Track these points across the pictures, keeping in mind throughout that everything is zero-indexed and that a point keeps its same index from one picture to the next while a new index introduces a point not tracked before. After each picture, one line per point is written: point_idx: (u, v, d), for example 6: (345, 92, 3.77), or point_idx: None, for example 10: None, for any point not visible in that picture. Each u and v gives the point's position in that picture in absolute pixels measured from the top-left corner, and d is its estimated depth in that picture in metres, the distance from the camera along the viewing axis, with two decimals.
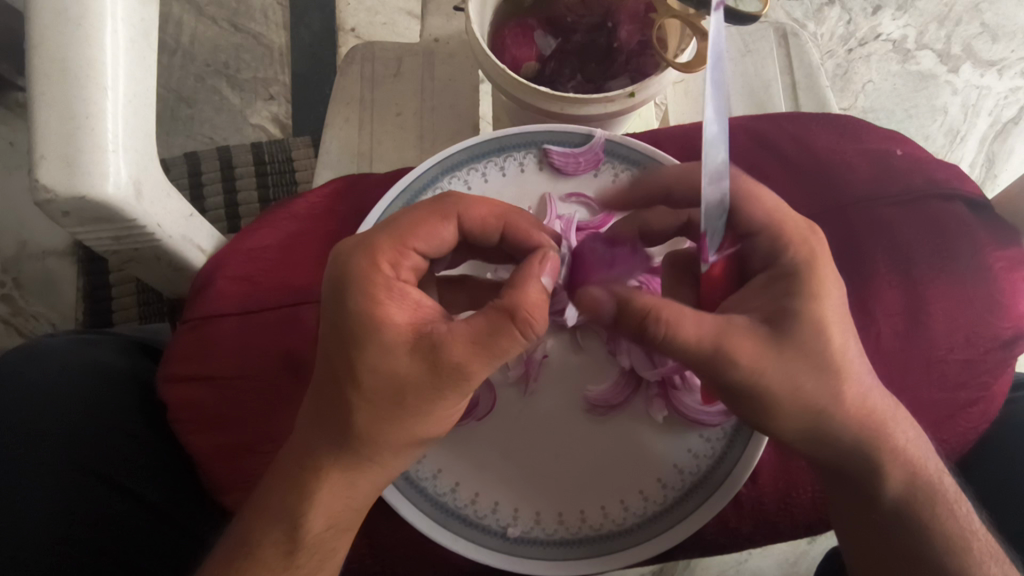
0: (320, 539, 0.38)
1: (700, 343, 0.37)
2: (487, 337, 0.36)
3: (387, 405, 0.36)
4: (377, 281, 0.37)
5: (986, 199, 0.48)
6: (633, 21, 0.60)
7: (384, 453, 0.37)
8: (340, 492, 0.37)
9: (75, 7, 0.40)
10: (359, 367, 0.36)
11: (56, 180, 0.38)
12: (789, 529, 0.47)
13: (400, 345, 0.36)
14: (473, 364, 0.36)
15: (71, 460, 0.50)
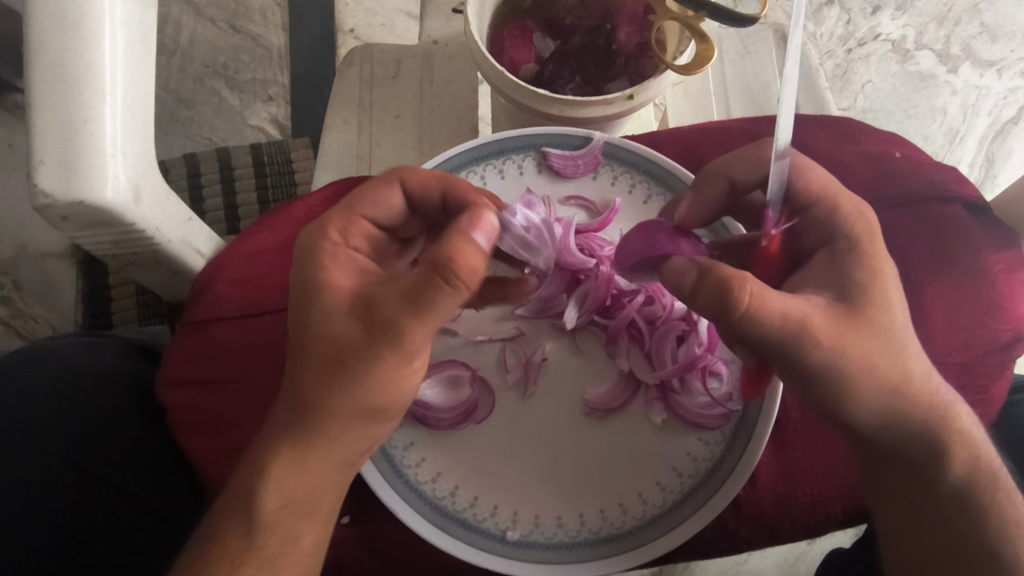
0: (280, 520, 0.37)
1: (786, 319, 0.34)
2: (414, 292, 0.34)
3: (326, 365, 0.36)
4: (321, 248, 0.38)
5: (985, 202, 0.48)
6: (632, 23, 0.60)
7: (329, 420, 0.37)
8: (293, 466, 0.37)
9: (74, 12, 0.40)
10: (304, 332, 0.36)
11: (55, 185, 0.38)
12: (788, 532, 0.46)
13: (339, 307, 0.36)
14: (404, 321, 0.35)
15: (70, 460, 0.49)
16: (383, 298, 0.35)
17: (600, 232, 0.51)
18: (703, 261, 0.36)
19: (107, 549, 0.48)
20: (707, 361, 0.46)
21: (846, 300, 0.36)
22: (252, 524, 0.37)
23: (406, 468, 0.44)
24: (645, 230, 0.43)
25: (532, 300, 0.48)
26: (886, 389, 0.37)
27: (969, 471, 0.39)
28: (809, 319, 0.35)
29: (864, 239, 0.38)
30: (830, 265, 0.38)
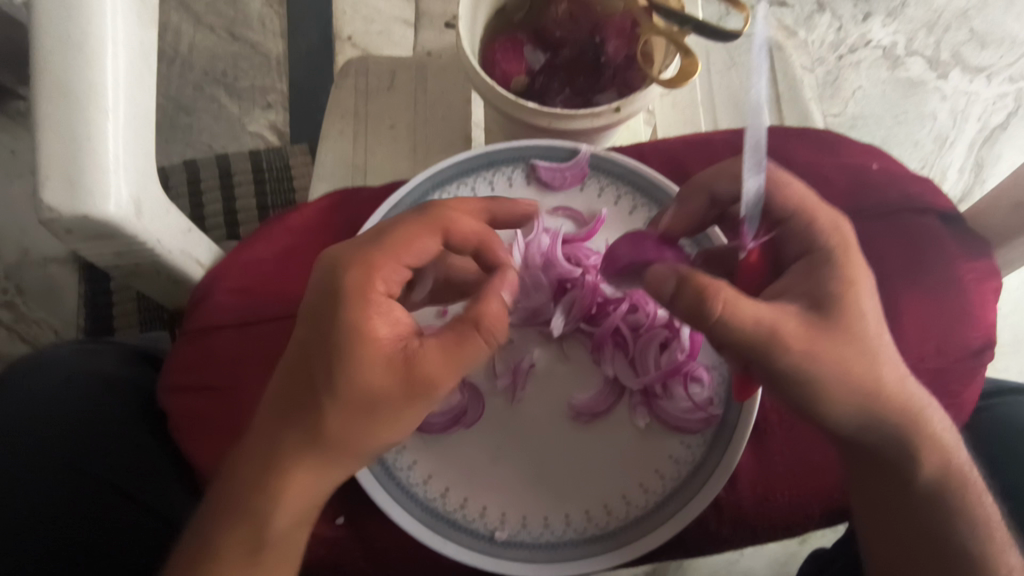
0: (284, 538, 0.37)
1: (757, 323, 0.35)
2: (458, 353, 0.38)
3: (362, 413, 0.37)
4: (367, 297, 0.38)
5: (957, 212, 0.50)
6: (619, 36, 0.61)
7: (351, 458, 0.38)
8: (304, 495, 0.37)
9: (77, 33, 0.41)
10: (338, 377, 0.37)
11: (59, 200, 0.40)
12: (766, 532, 0.48)
13: (379, 360, 0.37)
14: (443, 378, 0.38)
15: (71, 467, 0.51)
16: (428, 354, 0.38)
17: (587, 241, 0.53)
18: (682, 269, 0.37)
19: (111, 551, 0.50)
20: (690, 366, 0.48)
21: (822, 309, 0.37)
22: (258, 547, 0.37)
23: (399, 471, 0.46)
24: (632, 239, 0.47)
25: (520, 308, 0.50)
26: (864, 394, 0.37)
27: (942, 474, 0.39)
28: (782, 326, 0.36)
29: (839, 251, 0.38)
30: (809, 273, 0.38)
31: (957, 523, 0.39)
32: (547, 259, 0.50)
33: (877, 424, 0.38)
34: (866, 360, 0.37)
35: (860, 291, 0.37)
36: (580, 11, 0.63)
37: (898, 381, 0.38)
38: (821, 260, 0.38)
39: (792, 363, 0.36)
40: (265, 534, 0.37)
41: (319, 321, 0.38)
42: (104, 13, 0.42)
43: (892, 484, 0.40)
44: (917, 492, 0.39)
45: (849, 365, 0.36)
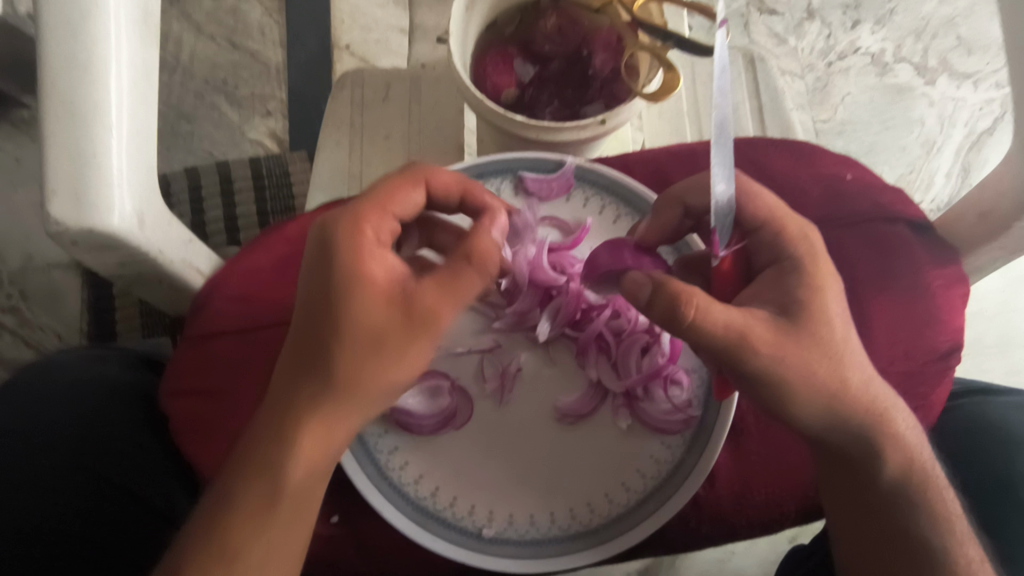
0: (304, 487, 0.40)
1: (728, 327, 0.37)
2: (455, 287, 0.41)
3: (368, 351, 0.40)
4: (360, 243, 0.40)
5: (927, 221, 0.52)
6: (606, 50, 0.63)
7: (364, 396, 0.40)
8: (321, 438, 0.40)
9: (83, 55, 0.43)
10: (342, 322, 0.39)
11: (66, 213, 0.42)
12: (745, 529, 0.50)
13: (379, 301, 0.40)
14: (443, 310, 0.41)
15: (67, 476, 0.53)
16: (426, 293, 0.41)
17: (573, 249, 0.55)
18: (657, 276, 0.39)
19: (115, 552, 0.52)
20: (671, 369, 0.50)
21: (787, 315, 0.39)
22: (280, 493, 0.39)
23: (391, 471, 0.48)
24: (610, 248, 0.49)
25: (507, 314, 0.52)
26: (823, 398, 0.39)
27: (904, 472, 0.41)
28: (751, 329, 0.38)
29: (807, 261, 0.41)
30: (777, 282, 0.41)
31: (918, 517, 0.41)
32: (533, 267, 0.52)
33: (842, 424, 0.40)
34: (829, 364, 0.39)
35: (823, 300, 0.40)
36: (567, 24, 0.65)
37: (862, 384, 0.40)
38: (788, 270, 0.41)
39: (762, 365, 0.38)
40: (285, 479, 0.39)
41: (319, 279, 0.41)
42: (108, 35, 0.44)
43: (859, 480, 0.42)
44: (880, 489, 0.41)
45: (812, 368, 0.39)
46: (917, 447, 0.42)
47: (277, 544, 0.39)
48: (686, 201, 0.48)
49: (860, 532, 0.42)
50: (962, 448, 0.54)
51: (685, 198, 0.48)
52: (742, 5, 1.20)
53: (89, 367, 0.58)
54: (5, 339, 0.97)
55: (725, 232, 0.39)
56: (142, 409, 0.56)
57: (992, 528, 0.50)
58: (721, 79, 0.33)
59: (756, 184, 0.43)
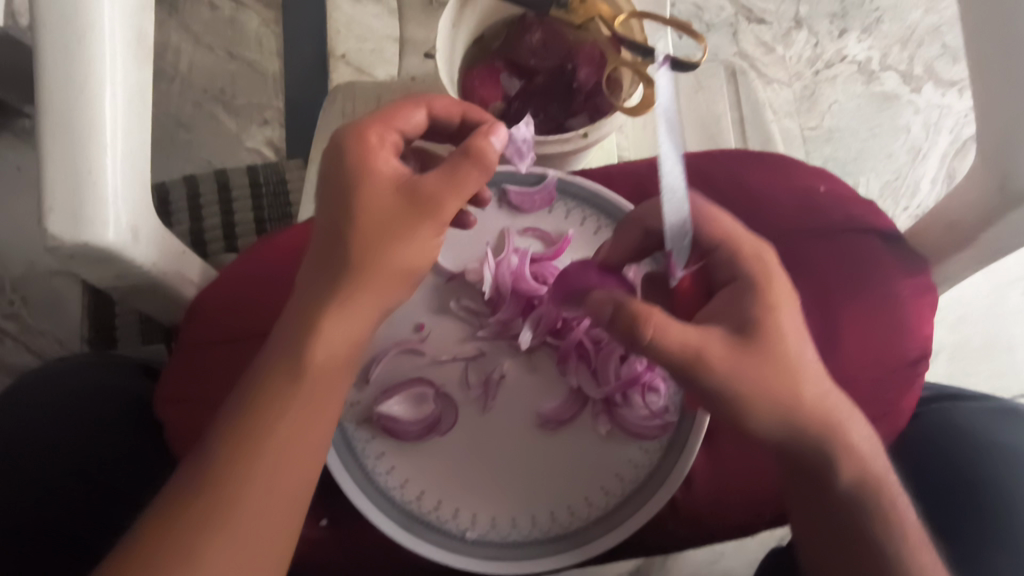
0: (325, 370, 0.40)
1: (681, 350, 0.40)
2: (456, 175, 0.43)
3: (381, 234, 0.42)
4: (367, 143, 0.43)
5: (897, 231, 0.54)
6: (589, 64, 0.64)
7: (380, 280, 0.42)
8: (340, 324, 0.41)
9: (79, 76, 0.45)
10: (354, 209, 0.42)
11: (63, 229, 0.43)
12: (721, 530, 0.52)
13: (387, 188, 0.42)
14: (446, 196, 0.43)
15: (56, 483, 0.54)
16: (429, 181, 0.43)
17: (554, 260, 0.56)
18: (619, 299, 0.42)
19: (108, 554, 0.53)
20: (645, 386, 0.51)
21: (743, 334, 0.41)
22: (304, 379, 0.39)
23: (378, 475, 0.50)
24: (578, 268, 0.52)
25: (491, 323, 0.54)
26: (785, 406, 0.41)
27: (857, 482, 0.43)
28: (706, 350, 0.40)
29: (759, 280, 0.43)
30: (744, 293, 0.43)
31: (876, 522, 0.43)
32: (516, 277, 0.54)
33: (800, 436, 0.42)
34: (785, 377, 0.41)
35: (778, 314, 0.42)
36: (552, 39, 0.66)
37: (818, 397, 0.42)
38: (749, 286, 0.43)
39: (725, 374, 0.40)
40: (307, 366, 0.40)
41: (332, 182, 0.43)
42: (103, 58, 0.46)
43: (818, 491, 0.43)
44: (837, 495, 0.43)
45: (767, 382, 0.40)
46: (870, 458, 0.43)
47: (302, 424, 0.39)
48: (645, 224, 0.50)
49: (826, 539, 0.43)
50: (929, 458, 0.57)
51: (644, 221, 0.51)
52: (730, 14, 1.22)
53: (79, 378, 0.60)
54: (7, 345, 0.99)
55: (681, 253, 0.44)
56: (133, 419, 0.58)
57: (949, 535, 0.52)
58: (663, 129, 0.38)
59: (714, 211, 0.46)
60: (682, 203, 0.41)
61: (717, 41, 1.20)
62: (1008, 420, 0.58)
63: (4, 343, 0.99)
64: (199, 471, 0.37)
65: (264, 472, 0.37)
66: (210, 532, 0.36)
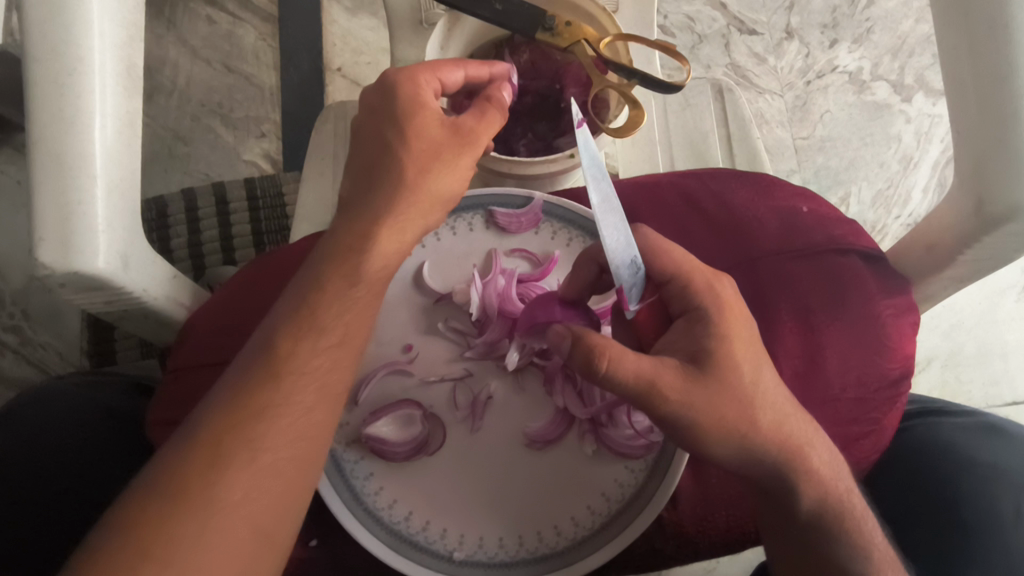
0: (377, 280, 0.43)
1: (638, 378, 0.42)
2: (485, 116, 0.48)
3: (429, 159, 0.45)
4: (418, 77, 0.46)
5: (880, 251, 0.55)
6: (577, 84, 0.66)
7: (424, 200, 0.45)
8: (392, 236, 0.44)
9: (70, 108, 0.46)
10: (409, 135, 0.44)
11: (53, 258, 0.44)
12: (708, 549, 0.53)
13: (434, 120, 0.45)
14: (480, 133, 0.47)
15: (54, 500, 0.57)
16: (467, 120, 0.47)
17: (542, 280, 0.57)
18: (576, 329, 0.44)
19: None
20: (620, 412, 0.52)
21: (697, 364, 0.43)
22: (361, 283, 0.42)
23: (366, 496, 0.50)
24: (541, 300, 0.52)
25: (478, 344, 0.54)
26: (746, 429, 0.43)
27: (820, 503, 0.45)
28: (659, 379, 0.42)
29: (724, 310, 0.44)
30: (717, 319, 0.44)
31: (839, 543, 0.45)
32: (503, 298, 0.55)
33: (757, 460, 0.44)
34: (740, 405, 0.43)
35: (730, 345, 0.43)
36: (540, 58, 0.67)
37: (774, 424, 0.43)
38: (718, 313, 0.44)
39: (687, 401, 0.42)
40: (362, 270, 0.42)
41: (379, 115, 0.46)
42: (94, 89, 0.47)
43: (780, 509, 0.46)
44: (797, 520, 0.45)
45: (721, 414, 0.42)
46: (831, 479, 0.45)
47: (351, 326, 0.41)
48: (600, 259, 0.51)
49: (793, 549, 0.47)
50: (905, 476, 0.58)
51: (599, 257, 0.51)
52: (722, 25, 1.23)
53: (72, 401, 0.62)
54: (8, 358, 1.00)
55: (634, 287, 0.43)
56: (125, 441, 0.60)
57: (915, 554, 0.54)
58: (593, 180, 0.36)
59: (669, 243, 0.47)
60: (625, 239, 0.40)
61: (708, 53, 1.21)
62: (990, 436, 0.59)
63: (4, 356, 1.00)
64: (265, 358, 0.39)
65: (327, 361, 0.40)
66: (277, 411, 0.38)
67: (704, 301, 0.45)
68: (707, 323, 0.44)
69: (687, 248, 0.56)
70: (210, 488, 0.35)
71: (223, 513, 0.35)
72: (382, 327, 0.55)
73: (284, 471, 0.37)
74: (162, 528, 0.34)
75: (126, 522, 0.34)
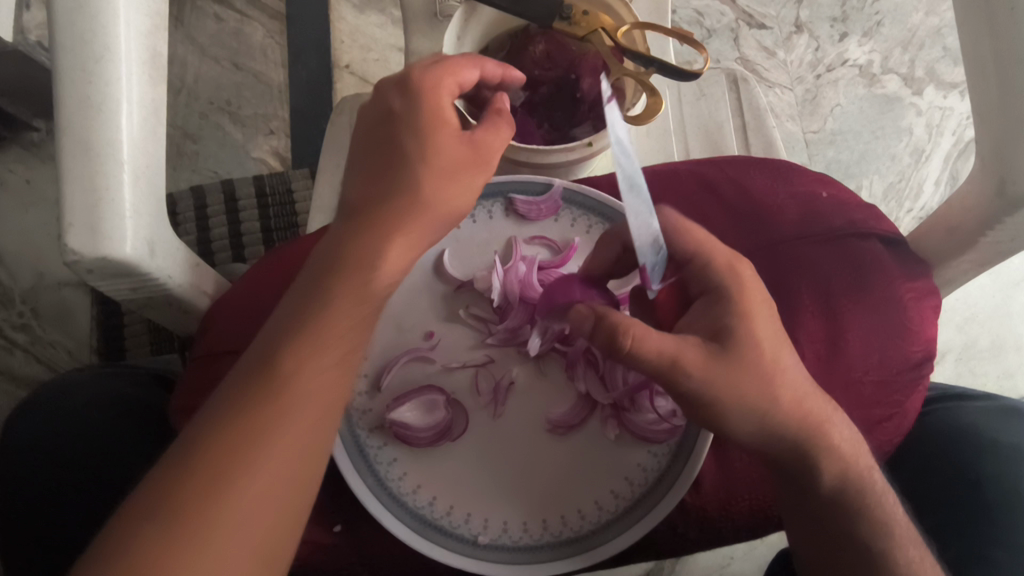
0: (382, 294, 0.42)
1: (660, 355, 0.42)
2: (497, 127, 0.47)
3: (442, 173, 0.44)
4: (439, 90, 0.45)
5: (900, 235, 0.55)
6: (592, 74, 0.66)
7: (432, 212, 0.44)
8: (401, 249, 0.43)
9: (97, 96, 0.46)
10: (425, 147, 0.44)
11: (81, 244, 0.44)
12: (730, 533, 0.53)
13: (450, 132, 0.45)
14: (493, 152, 0.47)
15: (80, 487, 0.59)
16: (481, 136, 0.46)
17: (562, 268, 0.57)
18: (599, 308, 0.44)
19: None
20: (642, 395, 0.52)
21: (720, 341, 0.43)
22: (361, 298, 0.41)
23: (391, 481, 0.50)
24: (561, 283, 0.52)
25: (500, 330, 0.55)
26: (765, 408, 0.43)
27: (841, 475, 0.45)
28: (678, 358, 0.42)
29: (734, 289, 0.45)
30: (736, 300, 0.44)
31: (859, 523, 0.45)
32: (524, 285, 0.55)
33: (776, 438, 0.44)
34: (760, 385, 0.43)
35: (749, 325, 0.44)
36: (555, 49, 0.66)
37: (792, 404, 0.44)
38: (736, 294, 0.44)
39: (707, 381, 0.42)
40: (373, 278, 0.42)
41: (397, 123, 0.45)
42: (120, 78, 0.47)
43: (799, 491, 0.46)
44: (819, 496, 0.45)
45: (742, 393, 0.43)
46: (854, 455, 0.46)
47: (355, 338, 0.42)
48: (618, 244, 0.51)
49: (816, 529, 0.47)
50: (924, 460, 0.58)
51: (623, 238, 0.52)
52: (731, 20, 1.23)
53: (88, 391, 0.63)
54: (17, 356, 1.01)
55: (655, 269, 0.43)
56: (138, 428, 0.60)
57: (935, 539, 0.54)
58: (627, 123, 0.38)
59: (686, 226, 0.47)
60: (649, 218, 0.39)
61: (717, 47, 1.21)
62: (1006, 418, 0.59)
63: (15, 354, 1.01)
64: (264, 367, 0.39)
65: (329, 377, 0.40)
66: (278, 427, 0.38)
67: (725, 283, 0.45)
68: (727, 304, 0.44)
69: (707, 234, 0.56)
70: (195, 508, 0.35)
71: (225, 528, 0.36)
72: (404, 314, 0.55)
73: (283, 486, 0.38)
74: (148, 545, 0.34)
75: (123, 530, 0.35)
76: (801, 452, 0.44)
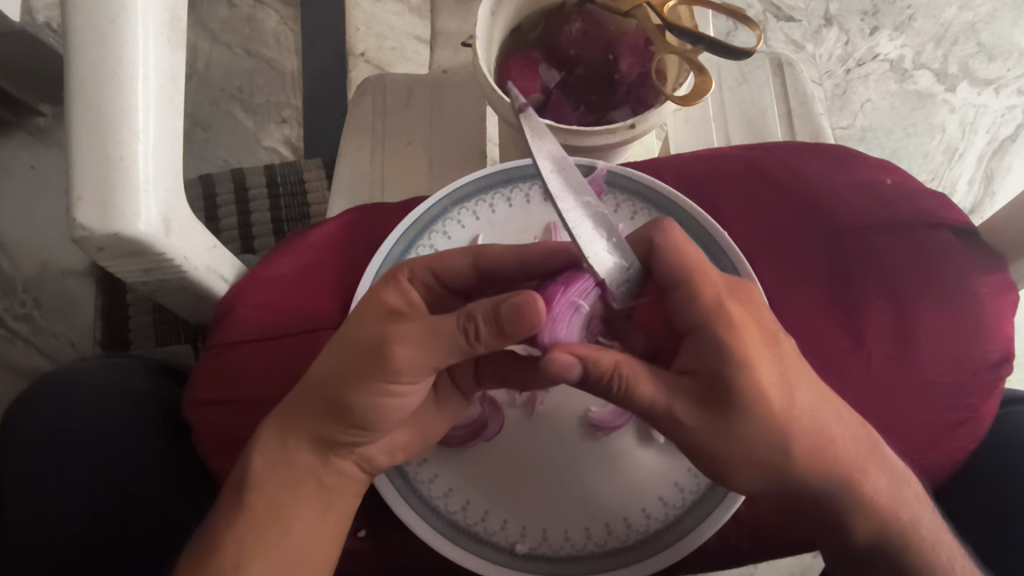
0: (263, 490, 0.41)
1: (654, 402, 0.39)
2: (431, 334, 0.38)
3: (338, 364, 0.40)
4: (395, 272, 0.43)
5: (974, 226, 0.51)
6: (633, 54, 0.60)
7: (324, 405, 0.41)
8: (276, 442, 0.42)
9: (111, 58, 0.42)
10: (341, 330, 0.42)
11: (92, 219, 0.40)
12: (787, 545, 0.49)
13: (372, 317, 0.41)
14: (408, 358, 0.38)
15: (82, 484, 0.56)
16: (405, 331, 0.39)
17: None
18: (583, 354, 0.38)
19: (125, 557, 0.55)
20: None
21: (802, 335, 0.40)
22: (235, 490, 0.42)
23: (420, 484, 0.47)
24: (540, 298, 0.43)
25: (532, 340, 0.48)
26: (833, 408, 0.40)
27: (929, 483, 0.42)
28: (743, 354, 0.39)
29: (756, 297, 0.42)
30: None
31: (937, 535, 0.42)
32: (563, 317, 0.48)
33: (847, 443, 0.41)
34: None
35: None
36: (593, 28, 0.62)
37: None
38: None
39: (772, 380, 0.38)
40: (308, 466, 0.42)
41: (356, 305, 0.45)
42: (137, 40, 0.43)
43: None
44: (902, 504, 0.42)
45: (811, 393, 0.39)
46: None
47: (235, 548, 0.40)
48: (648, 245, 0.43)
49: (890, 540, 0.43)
50: (991, 469, 0.54)
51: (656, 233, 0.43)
52: (759, 12, 1.18)
53: (93, 382, 0.60)
54: (19, 347, 0.97)
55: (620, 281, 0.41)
56: (135, 422, 0.57)
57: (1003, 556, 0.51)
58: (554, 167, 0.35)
59: None
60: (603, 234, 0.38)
61: None
62: None
63: (15, 346, 0.97)
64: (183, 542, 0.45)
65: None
66: None
67: None
68: None
69: (760, 223, 0.52)
70: None
71: None
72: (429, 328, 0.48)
73: None
74: None
75: None
76: (870, 447, 0.42)
